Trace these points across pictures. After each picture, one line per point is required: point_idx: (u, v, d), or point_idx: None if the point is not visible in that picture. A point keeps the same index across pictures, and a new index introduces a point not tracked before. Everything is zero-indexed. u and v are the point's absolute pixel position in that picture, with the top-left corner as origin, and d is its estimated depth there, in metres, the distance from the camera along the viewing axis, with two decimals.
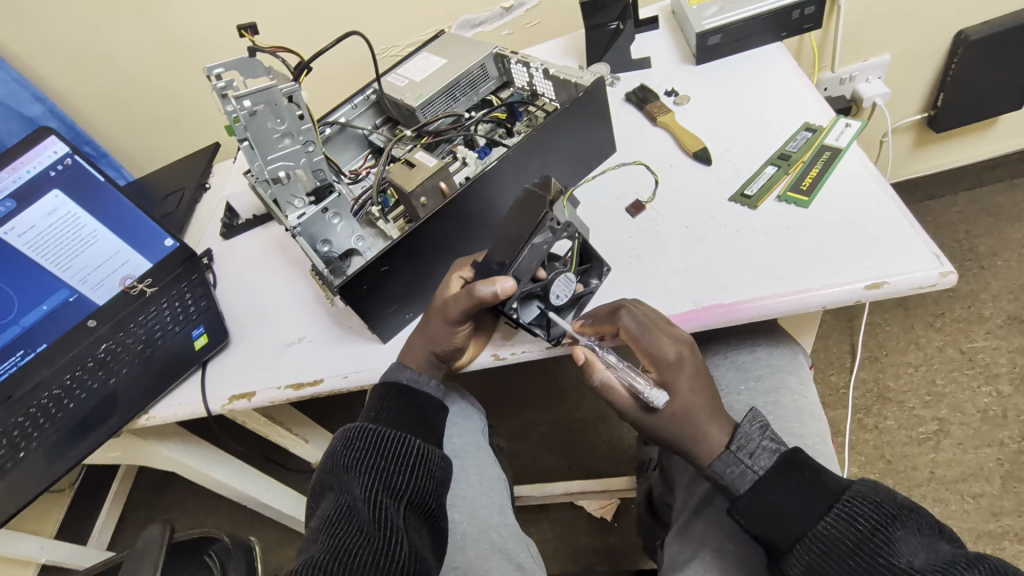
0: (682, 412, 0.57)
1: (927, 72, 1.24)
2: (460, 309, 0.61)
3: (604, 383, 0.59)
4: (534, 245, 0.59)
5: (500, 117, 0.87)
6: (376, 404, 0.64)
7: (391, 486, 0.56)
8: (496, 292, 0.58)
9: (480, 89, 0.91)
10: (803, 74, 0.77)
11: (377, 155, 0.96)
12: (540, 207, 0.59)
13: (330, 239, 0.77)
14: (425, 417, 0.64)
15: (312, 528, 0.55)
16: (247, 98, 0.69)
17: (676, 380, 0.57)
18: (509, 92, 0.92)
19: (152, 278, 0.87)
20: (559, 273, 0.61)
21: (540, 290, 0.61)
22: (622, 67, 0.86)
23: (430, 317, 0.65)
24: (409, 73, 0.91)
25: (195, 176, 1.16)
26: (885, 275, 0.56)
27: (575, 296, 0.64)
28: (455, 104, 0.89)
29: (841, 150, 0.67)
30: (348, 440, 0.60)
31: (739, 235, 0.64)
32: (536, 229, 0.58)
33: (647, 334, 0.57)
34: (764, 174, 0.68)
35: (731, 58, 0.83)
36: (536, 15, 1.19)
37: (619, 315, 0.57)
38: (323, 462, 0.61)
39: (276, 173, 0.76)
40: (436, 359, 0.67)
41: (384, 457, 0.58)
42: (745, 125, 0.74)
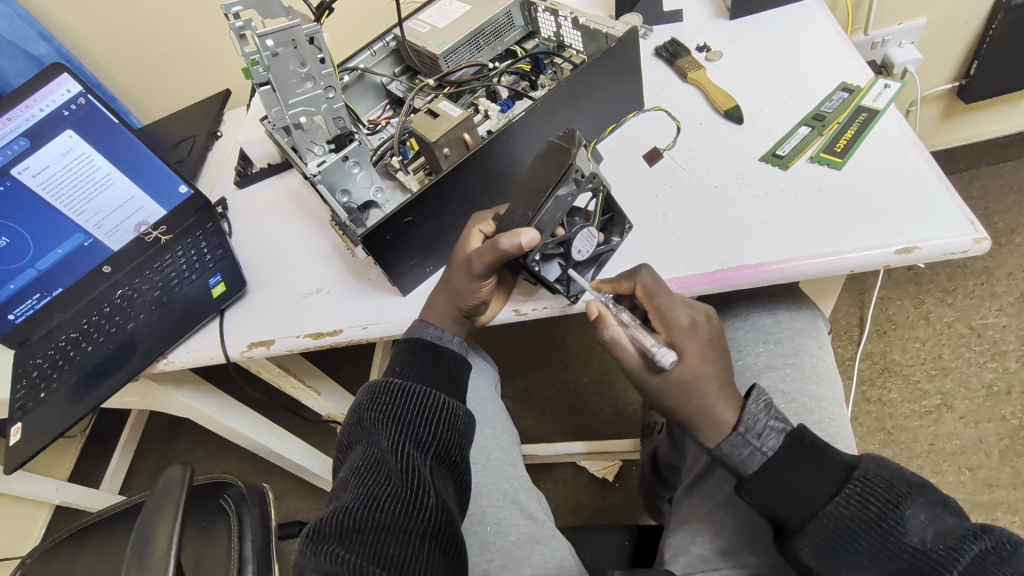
0: (690, 377, 0.55)
1: (964, 38, 1.20)
2: (485, 262, 0.60)
3: (613, 338, 0.57)
4: (557, 197, 0.58)
5: (524, 68, 0.85)
6: (400, 358, 0.65)
7: (419, 439, 0.57)
8: (519, 243, 0.57)
9: (505, 38, 0.89)
10: (840, 31, 0.74)
11: (396, 105, 0.95)
12: (564, 159, 0.58)
13: (349, 189, 0.76)
14: (450, 372, 0.64)
15: (340, 479, 0.56)
16: (270, 38, 0.67)
17: (685, 343, 0.56)
18: (533, 42, 0.90)
19: (166, 225, 0.87)
20: (582, 227, 0.61)
21: (560, 245, 0.61)
22: (654, 20, 0.83)
23: (452, 270, 0.65)
24: (432, 19, 0.89)
25: (207, 123, 1.14)
26: (919, 239, 0.55)
27: (596, 253, 0.63)
28: (479, 53, 0.87)
29: (879, 111, 0.65)
30: (374, 394, 0.61)
31: (770, 196, 0.62)
32: (560, 180, 0.57)
33: (663, 293, 0.57)
34: (798, 134, 0.66)
35: (767, 13, 0.80)
36: None
37: (638, 269, 0.57)
38: (349, 416, 0.62)
39: (297, 118, 0.75)
40: (458, 315, 0.67)
41: (412, 411, 0.59)
42: (779, 83, 0.72)
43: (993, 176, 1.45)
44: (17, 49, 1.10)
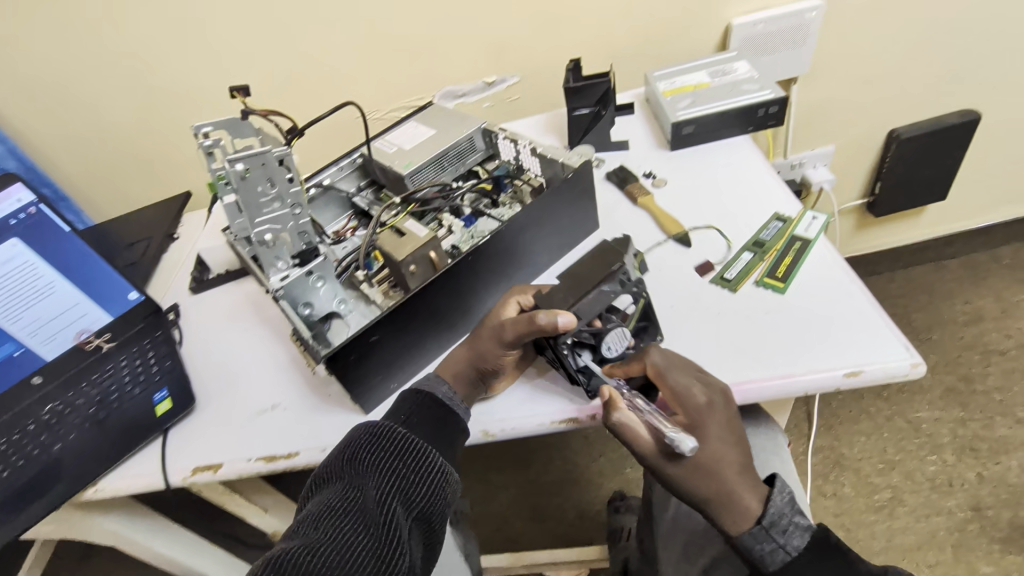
0: (709, 457, 0.57)
1: (866, 163, 1.39)
2: (518, 332, 0.64)
3: (621, 421, 0.59)
4: (601, 290, 0.62)
5: (486, 188, 0.93)
6: (406, 408, 0.66)
7: (405, 493, 0.59)
8: (555, 323, 0.60)
9: (467, 160, 0.97)
10: (770, 165, 0.81)
11: (360, 217, 0.98)
12: (613, 261, 0.64)
13: (312, 302, 0.78)
14: (450, 437, 0.65)
15: (310, 509, 0.56)
16: (240, 162, 0.69)
17: (702, 426, 0.57)
18: (495, 163, 0.98)
19: (110, 333, 0.81)
20: (617, 326, 0.63)
21: (593, 336, 0.63)
22: (603, 148, 0.92)
23: (482, 333, 0.68)
24: (398, 140, 0.97)
25: (163, 226, 1.14)
26: (863, 363, 0.58)
27: (623, 355, 0.65)
28: (443, 172, 0.95)
29: (811, 240, 0.67)
30: (373, 435, 0.61)
31: (721, 320, 0.65)
32: (607, 277, 0.63)
33: (674, 372, 0.60)
34: (741, 260, 0.69)
35: (705, 146, 0.87)
36: (516, 91, 1.22)
37: (648, 350, 0.61)
38: (337, 449, 0.61)
39: (263, 235, 0.76)
40: (475, 378, 0.68)
41: (405, 466, 0.60)
42: (718, 207, 0.77)
43: (907, 278, 1.61)
44: None
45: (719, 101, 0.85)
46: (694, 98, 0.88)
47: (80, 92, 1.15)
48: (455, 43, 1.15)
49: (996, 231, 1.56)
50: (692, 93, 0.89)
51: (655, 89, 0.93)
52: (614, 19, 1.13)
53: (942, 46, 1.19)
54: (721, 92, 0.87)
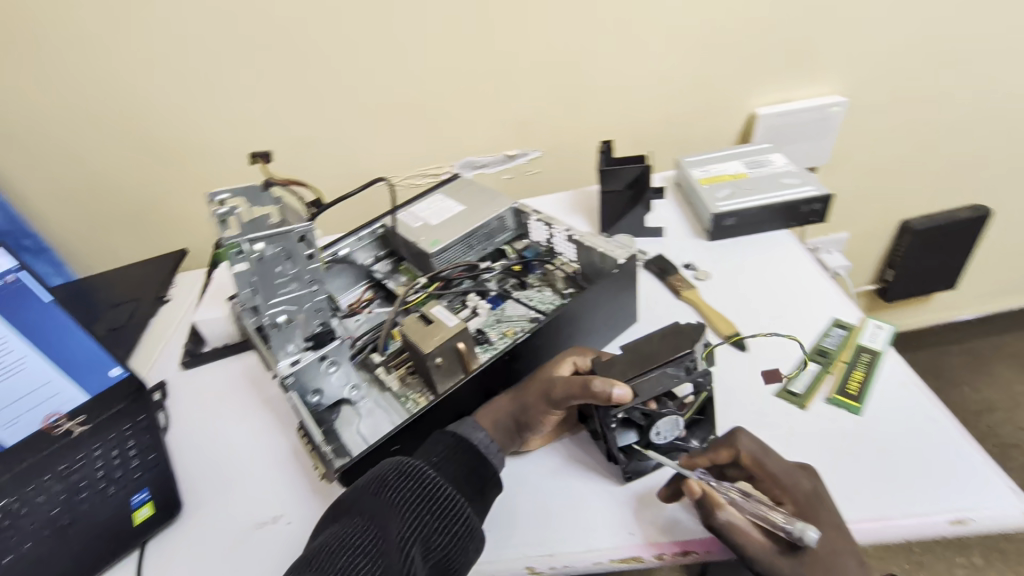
0: (827, 552, 0.49)
1: (878, 250, 1.39)
2: (568, 394, 0.60)
3: (728, 522, 0.51)
4: (663, 372, 0.57)
5: (515, 269, 0.87)
6: (438, 448, 0.61)
7: (427, 539, 0.53)
8: (610, 394, 0.56)
9: (496, 239, 0.92)
10: (817, 263, 0.78)
11: (376, 289, 0.93)
12: (681, 343, 0.59)
13: (321, 389, 0.70)
14: (483, 488, 0.59)
15: (324, 539, 0.51)
16: (260, 242, 0.63)
17: (817, 514, 0.50)
18: (524, 244, 0.93)
19: (85, 414, 0.72)
20: (672, 413, 0.59)
21: (643, 417, 0.60)
22: (636, 234, 0.89)
23: (531, 385, 0.66)
24: (423, 213, 0.92)
25: (153, 287, 1.05)
26: (964, 509, 0.51)
27: (672, 443, 0.61)
28: (470, 252, 0.89)
29: (879, 354, 0.64)
30: (398, 475, 0.56)
31: (794, 441, 0.58)
32: (673, 358, 0.57)
33: (771, 456, 0.53)
34: (807, 370, 0.64)
35: (746, 239, 0.84)
36: (537, 166, 1.20)
37: (740, 433, 0.54)
38: (362, 482, 0.56)
39: (276, 317, 0.68)
40: (512, 427, 0.65)
41: (431, 511, 0.54)
42: (770, 305, 0.72)
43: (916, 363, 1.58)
44: None
45: (761, 194, 0.83)
46: (732, 189, 0.85)
47: (78, 145, 1.08)
48: (481, 115, 1.13)
49: (1000, 318, 1.56)
50: (731, 182, 0.87)
51: (691, 175, 0.90)
52: (640, 103, 1.13)
53: (954, 146, 1.22)
54: (761, 184, 0.85)
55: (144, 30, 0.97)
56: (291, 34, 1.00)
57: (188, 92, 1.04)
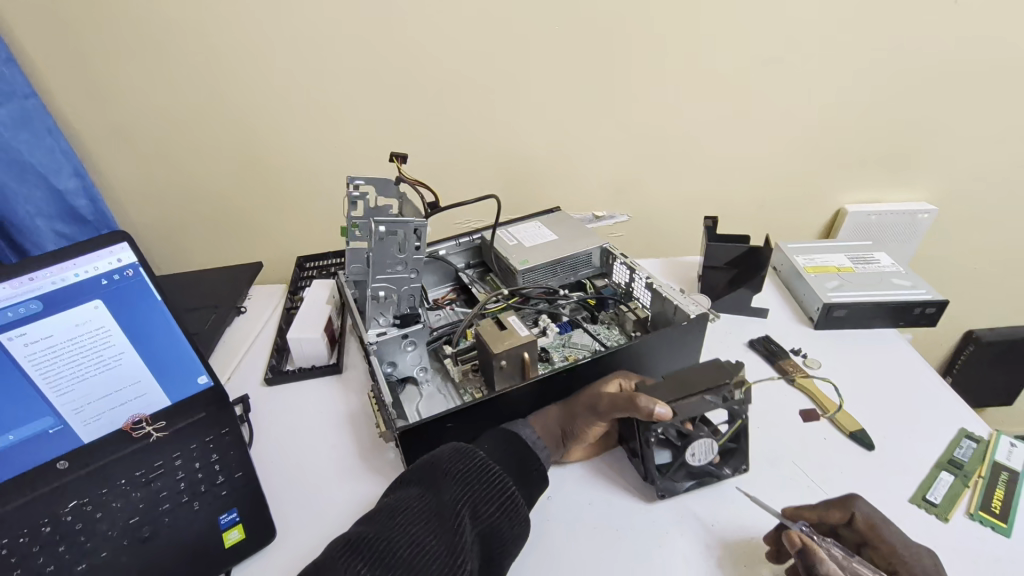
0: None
1: (935, 356, 1.39)
2: (611, 407, 0.61)
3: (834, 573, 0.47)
4: (704, 399, 0.59)
5: (590, 303, 0.90)
6: (492, 444, 0.60)
7: (480, 516, 0.51)
8: (650, 412, 0.57)
9: (579, 272, 0.93)
10: (932, 369, 0.77)
11: (459, 293, 0.98)
12: (726, 372, 0.60)
13: (396, 363, 0.77)
14: (527, 474, 0.58)
15: (386, 502, 0.51)
16: (383, 225, 0.70)
17: None
18: (604, 282, 0.94)
19: (166, 419, 0.67)
20: (706, 437, 0.60)
21: (680, 438, 0.60)
22: (735, 311, 0.90)
23: (577, 398, 0.67)
24: (519, 235, 0.95)
25: (231, 296, 1.04)
26: None
27: (704, 468, 0.62)
28: (552, 278, 0.91)
29: (1019, 472, 0.61)
30: (456, 453, 0.55)
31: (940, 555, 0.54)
32: (712, 388, 0.59)
33: (890, 530, 0.52)
34: (941, 480, 0.61)
35: (854, 332, 0.84)
36: (621, 228, 1.22)
37: (858, 495, 0.54)
38: (424, 456, 0.56)
39: (376, 292, 0.75)
40: (559, 435, 0.66)
41: (486, 489, 0.53)
42: (887, 402, 0.72)
43: None
44: (41, 181, 0.95)
45: (873, 291, 0.84)
46: (841, 281, 0.87)
47: (186, 153, 1.08)
48: (577, 173, 1.16)
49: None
50: (838, 274, 0.89)
51: (795, 262, 0.92)
52: (730, 181, 1.17)
53: None
54: (869, 280, 0.87)
55: (285, 55, 0.99)
56: (419, 75, 1.02)
57: (312, 116, 1.06)
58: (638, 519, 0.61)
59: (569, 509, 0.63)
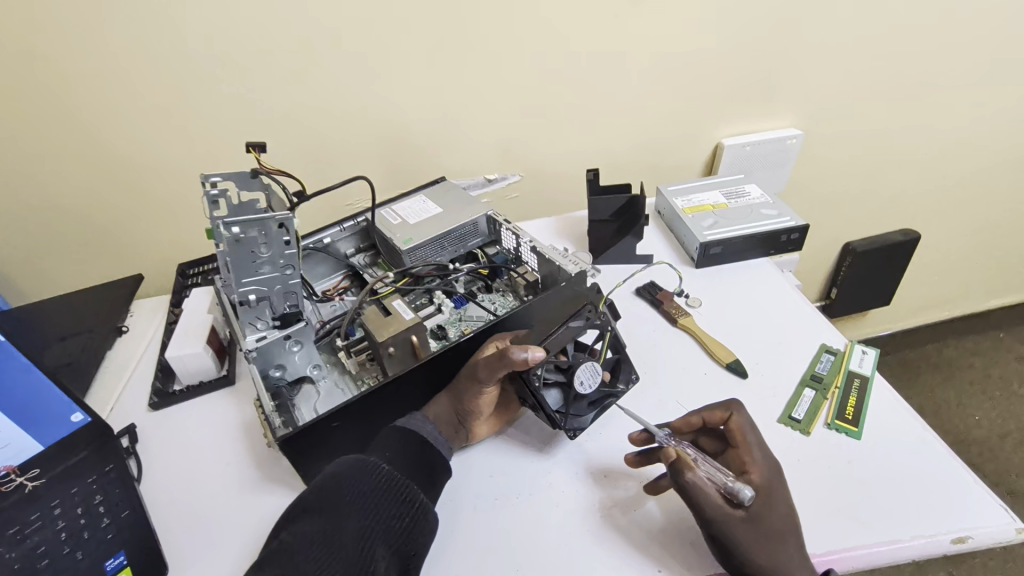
0: (779, 529, 0.52)
1: (824, 270, 1.49)
2: (489, 369, 0.61)
3: (698, 483, 0.53)
4: (567, 325, 0.64)
5: (483, 272, 0.89)
6: (390, 447, 0.60)
7: (388, 530, 0.53)
8: (524, 359, 0.58)
9: (468, 243, 0.92)
10: (796, 291, 0.85)
11: (353, 280, 0.93)
12: (573, 302, 0.65)
13: (284, 364, 0.75)
14: (432, 474, 0.60)
15: (283, 540, 0.50)
16: (236, 226, 0.66)
17: (776, 496, 0.54)
18: (495, 249, 0.93)
19: (40, 467, 0.59)
20: (586, 360, 0.64)
21: (563, 371, 0.63)
22: (623, 260, 0.93)
23: (460, 378, 0.66)
24: (404, 212, 0.92)
25: (109, 318, 0.95)
26: (967, 528, 0.55)
27: (597, 390, 0.65)
28: (441, 252, 0.90)
29: (867, 378, 0.70)
30: (359, 473, 0.55)
31: (803, 467, 0.61)
32: (573, 314, 0.65)
33: (754, 435, 0.58)
34: (805, 396, 0.68)
35: (728, 265, 0.90)
36: (514, 189, 1.21)
37: (733, 406, 0.59)
38: (320, 479, 0.56)
39: (246, 296, 0.71)
40: (454, 419, 0.66)
41: (389, 500, 0.54)
42: (759, 330, 0.78)
43: None
44: None
45: (743, 224, 0.89)
46: (716, 218, 0.91)
47: (24, 163, 0.96)
48: (463, 139, 1.12)
49: (925, 333, 1.63)
50: (713, 212, 0.93)
51: (674, 204, 0.96)
52: (616, 129, 1.17)
53: (894, 176, 1.33)
54: (740, 214, 0.92)
55: (116, 41, 0.88)
56: (276, 51, 0.94)
57: (155, 107, 0.95)
58: (537, 482, 0.63)
59: (470, 484, 0.64)
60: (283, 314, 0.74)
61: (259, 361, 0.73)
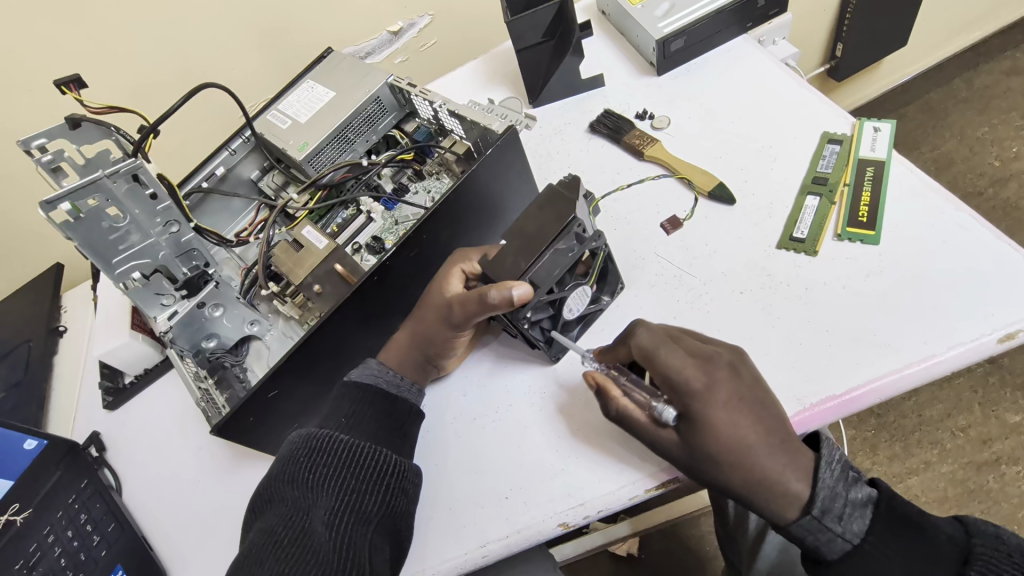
0: (724, 444, 0.44)
1: (825, 23, 1.22)
2: (467, 314, 0.51)
3: (620, 410, 0.48)
4: (557, 250, 0.49)
5: (406, 157, 0.74)
6: (345, 407, 0.52)
7: (364, 512, 0.46)
8: (509, 298, 0.48)
9: (379, 125, 0.76)
10: (788, 70, 0.67)
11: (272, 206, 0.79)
12: (567, 210, 0.49)
13: (216, 333, 0.66)
14: (402, 427, 0.53)
15: (247, 542, 0.45)
16: (66, 201, 0.52)
17: (708, 413, 0.44)
18: (414, 124, 0.77)
19: (20, 500, 0.55)
20: (575, 285, 0.53)
21: (551, 304, 0.53)
22: (572, 90, 0.73)
23: (423, 313, 0.56)
24: (293, 110, 0.75)
25: (40, 319, 0.85)
26: (1015, 322, 0.47)
27: (584, 313, 0.56)
28: (351, 148, 0.74)
29: (883, 163, 0.58)
30: (313, 451, 0.48)
31: (814, 296, 0.52)
32: (560, 234, 0.49)
33: (665, 352, 0.46)
34: (808, 207, 0.57)
35: (696, 60, 0.72)
36: (431, 34, 0.98)
37: (630, 330, 0.47)
38: (272, 470, 0.49)
39: (130, 276, 0.61)
40: (423, 359, 0.56)
41: (355, 477, 0.47)
42: (744, 136, 0.64)
43: None
44: None
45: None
46: (671, 2, 0.71)
47: None
48: None
49: (955, 65, 1.40)
50: None
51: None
52: None
53: None
54: None
55: None
56: None
57: None
58: (514, 393, 0.56)
59: (446, 415, 0.57)
60: (186, 281, 0.64)
61: (184, 339, 0.64)
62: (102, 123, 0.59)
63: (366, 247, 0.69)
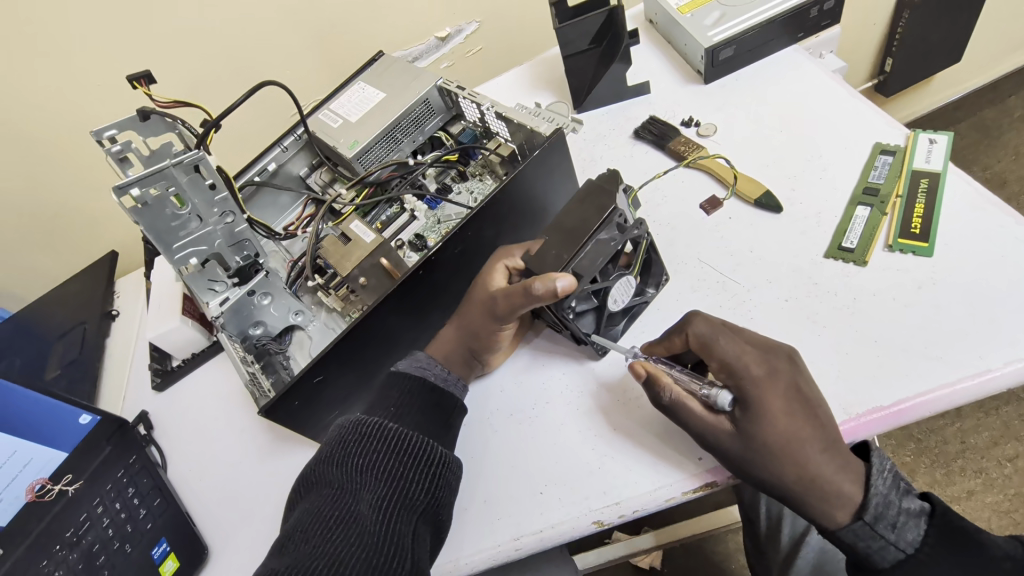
0: (781, 435, 0.44)
1: (875, 37, 1.20)
2: (511, 307, 0.52)
3: (673, 398, 0.47)
4: (598, 240, 0.51)
5: (451, 159, 0.75)
6: (394, 396, 0.53)
7: (410, 499, 0.47)
8: (553, 290, 0.48)
9: (425, 126, 0.78)
10: (839, 80, 0.67)
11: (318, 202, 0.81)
12: (607, 202, 0.51)
13: (262, 321, 0.68)
14: (447, 420, 0.54)
15: (293, 521, 0.46)
16: (136, 187, 0.55)
17: (766, 401, 0.44)
18: (460, 125, 0.79)
19: (72, 471, 0.58)
20: (619, 276, 0.53)
21: (595, 296, 0.53)
22: (617, 97, 0.74)
23: (468, 308, 0.57)
24: (344, 110, 0.78)
25: (95, 304, 0.89)
26: None
27: (630, 305, 0.56)
28: (399, 147, 0.76)
29: (938, 174, 0.57)
30: (363, 436, 0.49)
31: (863, 306, 0.51)
32: (602, 224, 0.51)
33: (724, 339, 0.47)
34: (858, 218, 0.56)
35: (743, 70, 0.72)
36: (477, 41, 1.01)
37: (688, 318, 0.49)
38: (319, 452, 0.50)
39: (187, 260, 0.64)
40: (468, 354, 0.58)
41: (403, 465, 0.48)
42: (792, 145, 0.63)
43: None
44: None
45: (754, 9, 0.69)
46: (722, 11, 0.71)
47: None
48: None
49: (1012, 82, 1.36)
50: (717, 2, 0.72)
51: (666, 5, 0.74)
52: None
53: None
54: None
55: None
56: None
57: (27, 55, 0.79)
58: (554, 390, 0.57)
59: (488, 407, 0.58)
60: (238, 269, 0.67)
61: (233, 324, 0.66)
62: (169, 116, 0.62)
63: (409, 244, 0.70)
